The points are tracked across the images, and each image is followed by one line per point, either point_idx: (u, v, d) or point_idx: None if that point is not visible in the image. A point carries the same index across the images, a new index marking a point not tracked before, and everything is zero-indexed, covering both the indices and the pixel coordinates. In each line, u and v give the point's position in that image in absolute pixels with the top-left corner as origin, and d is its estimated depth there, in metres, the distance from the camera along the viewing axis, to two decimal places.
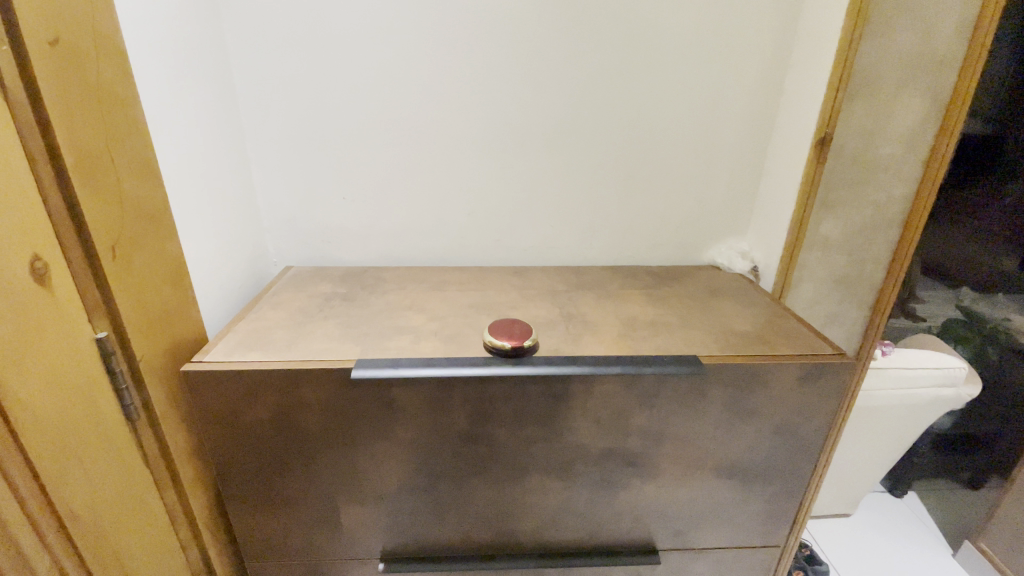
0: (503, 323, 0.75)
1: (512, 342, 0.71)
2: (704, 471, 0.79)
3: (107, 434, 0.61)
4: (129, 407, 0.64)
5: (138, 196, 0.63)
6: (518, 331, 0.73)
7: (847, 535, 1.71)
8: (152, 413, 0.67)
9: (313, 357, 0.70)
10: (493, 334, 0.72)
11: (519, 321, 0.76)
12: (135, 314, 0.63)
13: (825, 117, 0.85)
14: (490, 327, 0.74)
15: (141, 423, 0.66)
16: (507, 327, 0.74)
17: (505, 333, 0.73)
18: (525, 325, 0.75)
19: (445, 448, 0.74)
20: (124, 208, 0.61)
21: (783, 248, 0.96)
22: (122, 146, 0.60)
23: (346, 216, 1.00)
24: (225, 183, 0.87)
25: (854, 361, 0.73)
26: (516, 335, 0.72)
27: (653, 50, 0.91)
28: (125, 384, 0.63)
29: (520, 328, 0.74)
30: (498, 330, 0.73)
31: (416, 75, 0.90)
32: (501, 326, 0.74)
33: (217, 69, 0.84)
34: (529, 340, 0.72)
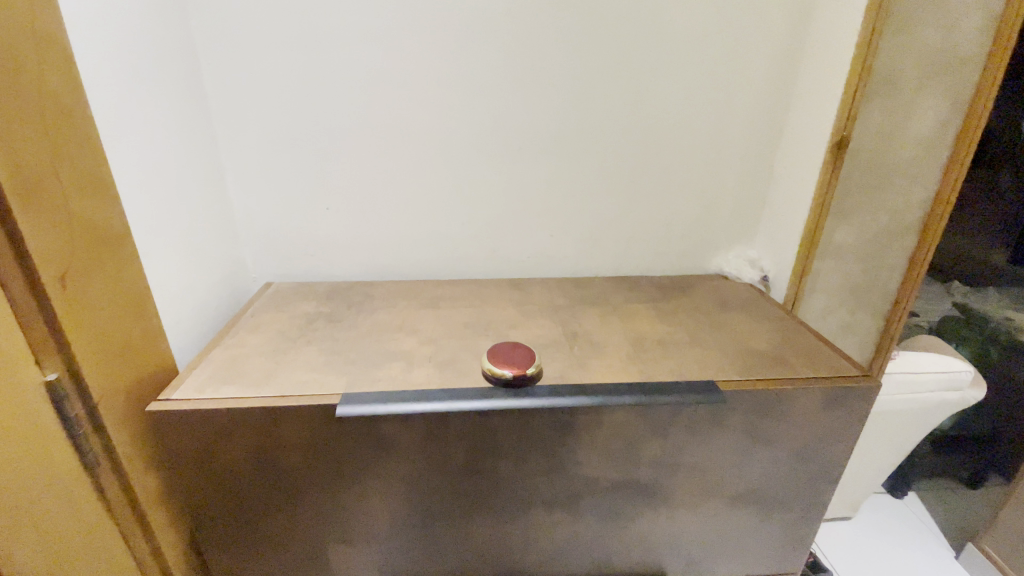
0: (503, 347, 0.69)
1: (514, 370, 0.65)
2: (720, 501, 0.74)
3: (60, 487, 0.54)
4: (87, 455, 0.57)
5: (94, 220, 0.56)
6: (520, 357, 0.68)
7: (851, 535, 1.61)
8: (115, 458, 0.60)
9: (295, 391, 0.64)
10: (492, 360, 0.67)
11: (521, 345, 0.70)
12: (91, 350, 0.56)
13: (843, 117, 0.80)
14: (490, 352, 0.69)
15: (101, 470, 0.59)
16: (508, 352, 0.68)
17: (506, 359, 0.67)
18: (527, 350, 0.69)
19: (441, 485, 0.67)
20: (74, 232, 0.54)
21: (797, 257, 0.91)
22: (73, 166, 0.53)
23: (330, 228, 0.93)
24: (195, 196, 0.79)
25: (880, 383, 0.68)
26: (518, 361, 0.67)
27: (657, 48, 0.85)
28: (81, 428, 0.56)
29: (522, 352, 0.68)
30: (498, 356, 0.67)
31: (403, 77, 0.83)
32: (501, 351, 0.68)
33: (184, 71, 0.77)
34: (532, 367, 0.66)
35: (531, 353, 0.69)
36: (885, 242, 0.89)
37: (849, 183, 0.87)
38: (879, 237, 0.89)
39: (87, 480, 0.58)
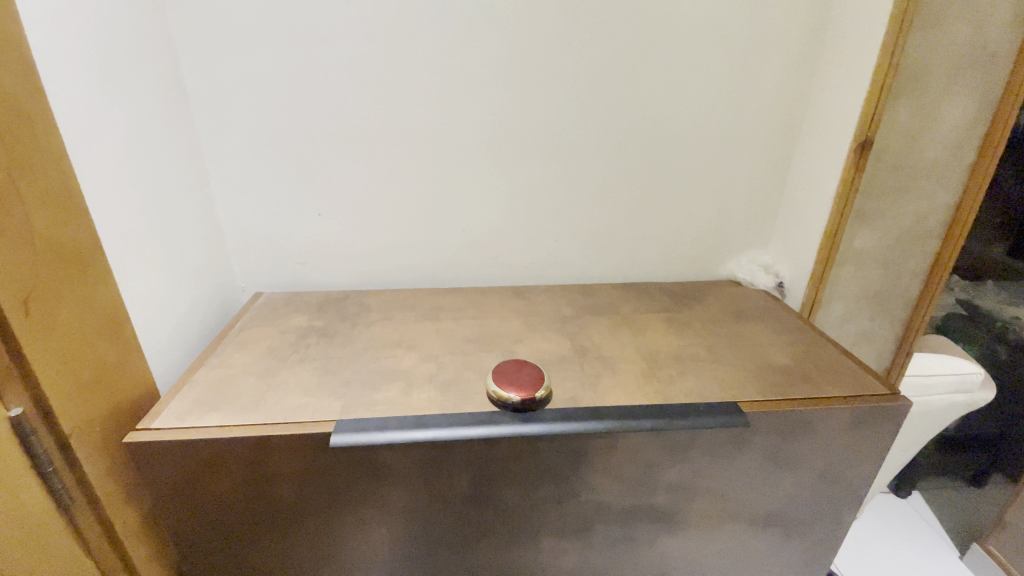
0: (509, 367, 0.65)
1: (521, 393, 0.61)
2: (739, 524, 0.70)
3: (33, 532, 0.49)
4: (59, 493, 0.52)
5: (60, 238, 0.51)
6: (528, 378, 0.63)
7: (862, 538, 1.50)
8: (92, 494, 0.55)
9: (286, 418, 0.59)
10: (497, 382, 0.62)
11: (529, 364, 0.66)
12: (60, 380, 0.51)
13: (867, 117, 0.75)
14: (495, 372, 0.64)
15: (77, 508, 0.54)
16: (514, 373, 0.64)
17: (512, 381, 0.63)
18: (535, 370, 0.65)
19: (445, 515, 0.63)
20: (36, 251, 0.48)
21: (814, 264, 0.87)
22: (32, 179, 0.48)
23: (323, 236, 0.88)
24: (176, 203, 0.74)
25: (910, 403, 0.64)
26: (525, 383, 0.62)
27: (669, 44, 0.80)
28: (53, 465, 0.51)
29: (529, 373, 0.64)
30: (504, 378, 0.63)
31: (399, 75, 0.78)
32: (507, 371, 0.64)
33: (161, 69, 0.71)
34: (541, 390, 0.62)
35: (540, 373, 0.64)
36: (904, 247, 0.87)
37: (871, 188, 0.81)
38: (898, 242, 0.86)
39: (62, 520, 0.53)
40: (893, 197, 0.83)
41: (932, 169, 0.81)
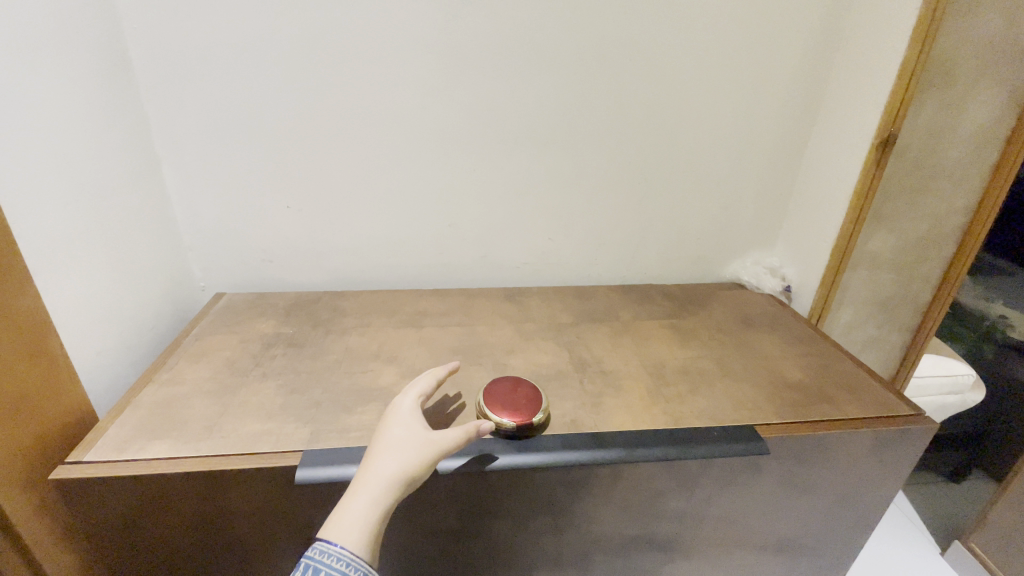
0: (503, 385, 0.58)
1: (516, 418, 0.54)
2: (747, 550, 0.65)
3: None
4: None
5: None
6: (524, 400, 0.57)
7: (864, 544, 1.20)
8: (25, 549, 0.47)
9: (247, 447, 0.51)
10: (488, 404, 0.55)
11: (526, 382, 0.59)
12: None
13: (892, 111, 0.70)
14: (486, 391, 0.57)
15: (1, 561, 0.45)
16: (509, 392, 0.57)
17: (506, 403, 0.56)
18: (533, 390, 0.58)
19: (428, 550, 0.56)
20: None
21: (825, 268, 0.82)
22: None
23: (293, 231, 0.80)
24: (118, 192, 0.64)
25: (935, 425, 0.59)
26: (521, 407, 0.56)
27: (680, 25, 0.73)
28: None
29: (526, 394, 0.57)
30: (496, 399, 0.56)
31: (377, 51, 0.69)
32: (500, 390, 0.57)
33: (98, 39, 0.61)
34: (539, 415, 0.55)
35: (538, 394, 0.58)
36: (919, 250, 0.82)
37: (889, 189, 0.76)
38: (913, 246, 0.81)
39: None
40: (911, 198, 0.78)
41: (954, 168, 0.76)
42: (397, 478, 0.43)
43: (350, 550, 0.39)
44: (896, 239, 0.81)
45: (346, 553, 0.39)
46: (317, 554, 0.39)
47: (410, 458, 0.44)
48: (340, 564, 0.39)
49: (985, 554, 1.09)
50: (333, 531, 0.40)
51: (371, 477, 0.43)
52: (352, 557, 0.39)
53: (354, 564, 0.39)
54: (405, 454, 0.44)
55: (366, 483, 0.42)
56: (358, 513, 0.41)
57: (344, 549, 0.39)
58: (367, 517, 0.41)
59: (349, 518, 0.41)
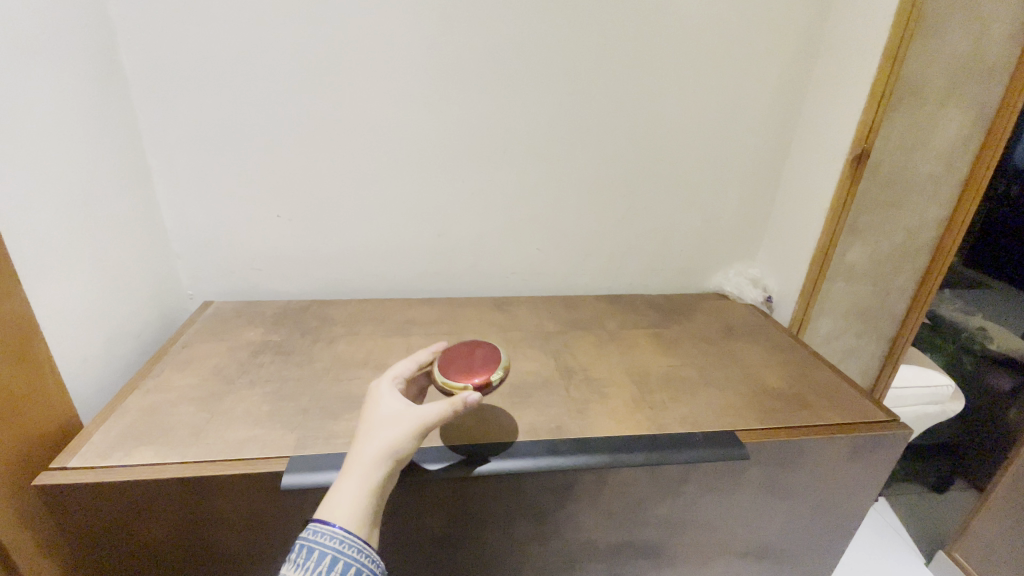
0: (459, 351, 0.58)
1: (471, 381, 0.53)
2: (731, 556, 0.66)
3: None
4: None
5: None
6: (482, 362, 0.56)
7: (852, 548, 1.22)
8: (6, 558, 0.46)
9: (232, 453, 0.52)
10: (444, 368, 0.55)
11: (483, 346, 0.59)
12: None
13: (865, 128, 0.72)
14: (443, 356, 0.57)
15: None
16: (466, 357, 0.57)
17: (463, 367, 0.55)
18: (492, 352, 0.58)
19: (416, 557, 0.56)
20: None
21: (805, 279, 0.84)
22: None
23: (282, 239, 0.80)
24: (107, 199, 0.65)
25: (911, 431, 0.61)
26: (478, 368, 0.55)
27: (662, 44, 0.75)
28: None
29: (483, 357, 0.57)
30: (450, 365, 0.55)
31: (368, 65, 0.71)
32: (454, 357, 0.57)
33: (89, 48, 0.62)
34: (496, 373, 0.55)
35: (496, 354, 0.57)
36: (894, 261, 0.85)
37: (864, 203, 0.79)
38: (889, 259, 0.84)
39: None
40: (886, 211, 0.80)
41: (926, 183, 0.79)
42: (382, 450, 0.42)
43: (344, 528, 0.39)
44: (873, 251, 0.83)
45: (340, 531, 0.39)
46: (312, 534, 0.39)
47: (394, 430, 0.43)
48: (336, 543, 0.38)
49: (967, 562, 1.10)
50: (326, 510, 0.39)
51: (357, 455, 0.42)
52: (347, 537, 0.39)
53: (349, 543, 0.39)
54: (389, 428, 0.43)
55: (354, 461, 0.41)
56: (347, 492, 0.40)
57: (342, 528, 0.39)
58: (356, 494, 0.40)
59: (340, 498, 0.40)
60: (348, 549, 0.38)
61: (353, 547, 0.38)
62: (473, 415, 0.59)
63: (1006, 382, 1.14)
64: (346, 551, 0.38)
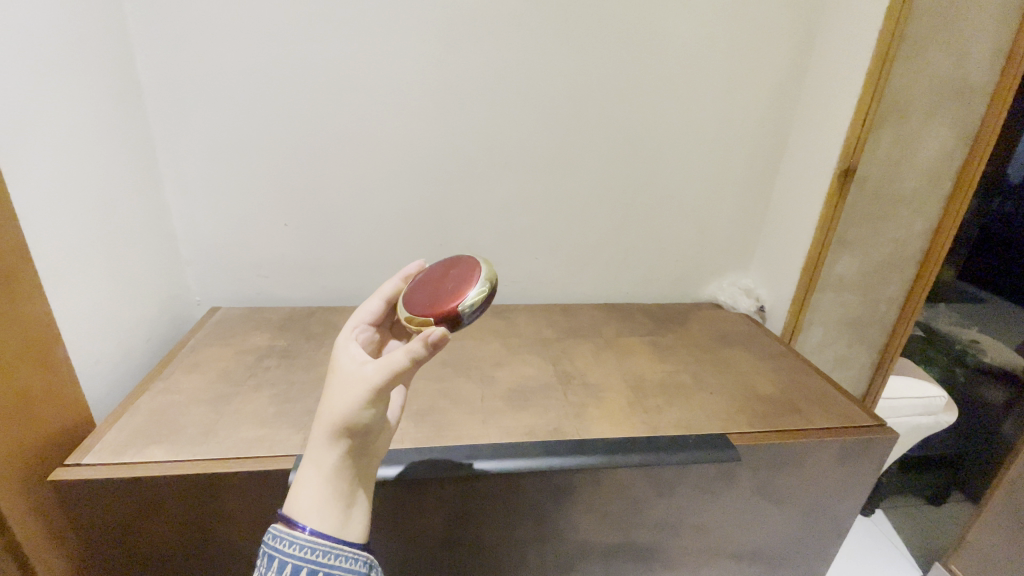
0: (430, 276, 0.48)
1: (436, 310, 0.44)
2: (724, 559, 0.67)
3: None
4: None
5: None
6: (452, 284, 0.46)
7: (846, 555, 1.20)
8: (19, 553, 0.47)
9: (242, 451, 0.53)
10: (408, 302, 0.46)
11: (459, 265, 0.49)
12: None
13: (851, 143, 0.75)
14: (412, 286, 0.48)
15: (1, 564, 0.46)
16: (436, 282, 0.47)
17: (429, 295, 0.46)
18: (468, 268, 0.47)
19: (416, 556, 0.58)
20: None
21: (796, 290, 0.86)
22: None
23: (288, 247, 0.83)
24: (122, 207, 0.67)
25: (897, 436, 0.63)
26: (446, 294, 0.45)
27: (657, 63, 0.79)
28: None
29: (456, 277, 0.47)
30: (417, 296, 0.46)
31: (375, 81, 0.74)
32: (422, 286, 0.47)
33: (109, 62, 0.65)
34: (469, 296, 0.44)
35: (472, 271, 0.47)
36: (883, 273, 0.87)
37: (852, 215, 0.82)
38: (877, 270, 0.87)
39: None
40: (873, 224, 0.83)
41: (912, 197, 0.82)
42: (333, 430, 0.37)
43: (310, 535, 0.36)
44: (861, 263, 0.86)
45: (305, 539, 0.36)
46: (275, 541, 0.36)
47: (339, 403, 0.37)
48: (299, 549, 0.35)
49: None
50: (293, 511, 0.37)
51: (312, 441, 0.38)
52: (312, 543, 0.35)
53: (314, 548, 0.35)
54: (335, 402, 0.37)
55: (309, 450, 0.38)
56: (308, 486, 0.37)
57: (311, 534, 0.36)
58: (320, 486, 0.37)
59: (300, 495, 0.37)
60: (314, 555, 0.35)
61: (319, 552, 0.35)
62: (474, 417, 0.61)
63: (999, 395, 1.13)
64: (312, 557, 0.35)
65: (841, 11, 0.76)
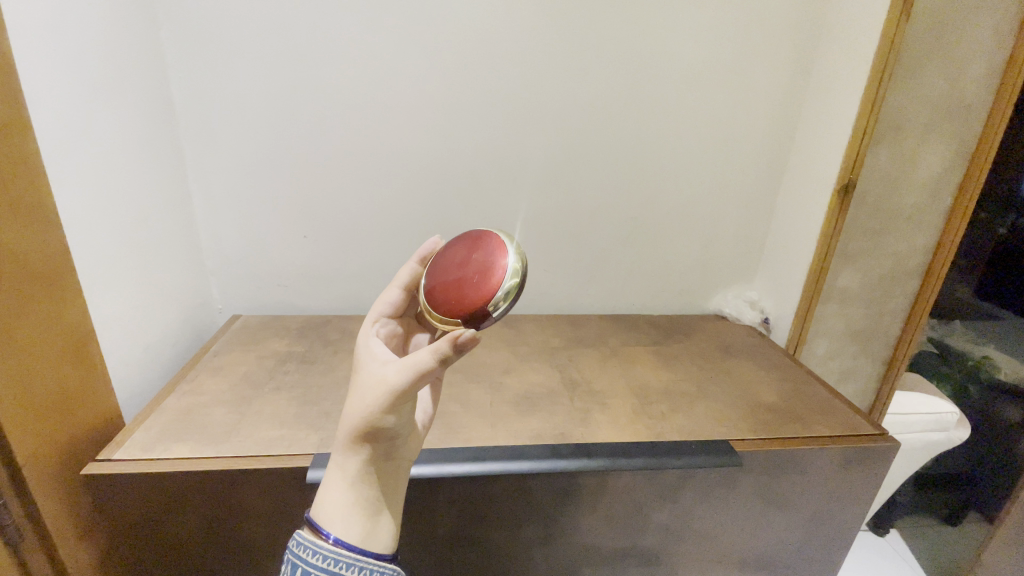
0: (451, 263, 0.48)
1: (464, 312, 0.45)
2: (729, 567, 0.68)
3: None
4: (16, 539, 0.46)
5: (42, 257, 0.49)
6: (475, 279, 0.46)
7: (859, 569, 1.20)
8: (52, 547, 0.49)
9: (261, 450, 0.56)
10: (430, 297, 0.47)
11: (483, 248, 0.48)
12: (33, 406, 0.47)
13: (851, 159, 0.77)
14: (431, 272, 0.49)
15: (34, 555, 0.48)
16: (458, 272, 0.47)
17: (452, 290, 0.46)
18: (492, 255, 0.46)
19: (427, 556, 0.60)
20: (24, 275, 0.47)
21: (799, 302, 0.88)
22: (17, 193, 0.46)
23: (305, 257, 0.86)
24: (153, 220, 0.71)
25: (899, 445, 0.64)
26: (473, 289, 0.45)
27: (661, 82, 0.82)
28: (13, 505, 0.45)
29: (478, 266, 0.46)
30: (444, 291, 0.47)
31: (392, 99, 0.77)
32: (445, 275, 0.47)
33: (145, 84, 0.69)
34: (493, 297, 0.44)
35: (498, 262, 0.46)
36: (885, 287, 0.89)
37: (853, 229, 0.83)
38: (879, 283, 0.88)
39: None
40: (874, 238, 0.85)
41: (912, 211, 0.84)
42: (357, 436, 0.39)
43: (335, 548, 0.38)
44: (864, 276, 0.87)
45: (328, 550, 0.38)
46: (298, 549, 0.38)
47: (363, 408, 0.39)
48: (321, 560, 0.37)
49: None
50: (320, 520, 0.39)
51: (338, 446, 0.40)
52: (335, 555, 0.37)
53: (336, 559, 0.37)
54: (358, 405, 0.39)
55: (335, 456, 0.40)
56: (333, 492, 0.39)
57: (335, 543, 0.38)
58: (343, 492, 0.39)
59: (326, 501, 0.39)
60: (336, 567, 0.37)
61: (341, 564, 0.37)
62: (483, 421, 0.64)
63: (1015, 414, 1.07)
64: (333, 569, 0.37)
65: (839, 33, 0.79)
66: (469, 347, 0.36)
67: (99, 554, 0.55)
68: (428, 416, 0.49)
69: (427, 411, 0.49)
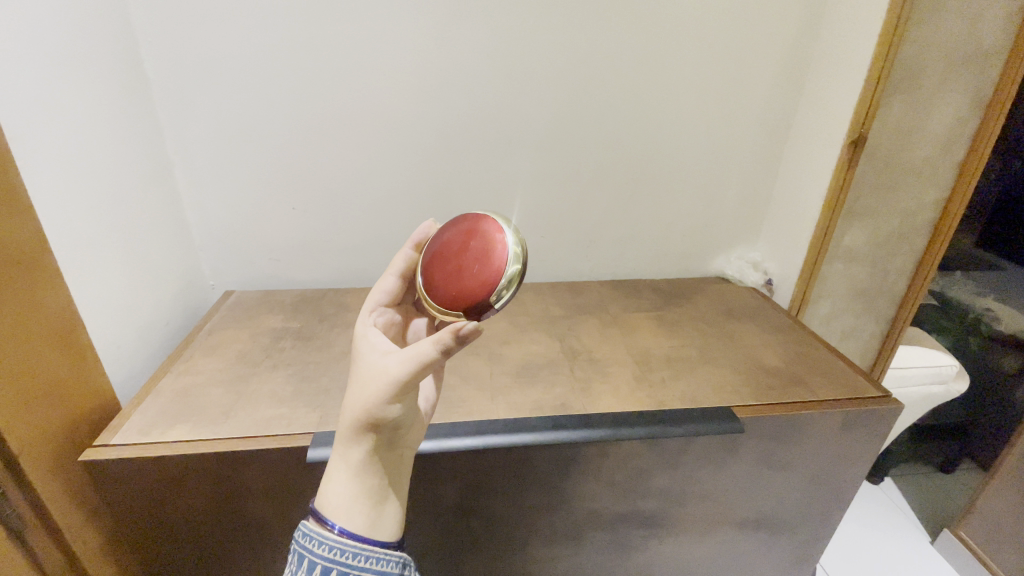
0: (448, 250, 0.46)
1: (466, 305, 0.43)
2: (730, 525, 0.69)
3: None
4: (18, 527, 0.46)
5: (16, 244, 0.46)
6: (475, 267, 0.44)
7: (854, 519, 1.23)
8: (57, 531, 0.50)
9: (259, 429, 0.56)
10: (428, 285, 0.45)
11: (481, 233, 0.45)
12: (22, 395, 0.46)
13: (861, 114, 0.74)
14: (429, 259, 0.47)
15: (39, 540, 0.48)
16: (456, 260, 0.45)
17: (451, 279, 0.44)
18: (492, 243, 0.44)
19: (430, 525, 0.60)
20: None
21: (804, 264, 0.86)
22: None
23: (296, 231, 0.84)
24: (135, 196, 0.69)
25: (901, 406, 0.64)
26: (474, 281, 0.43)
27: (663, 33, 0.77)
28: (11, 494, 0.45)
29: (478, 256, 0.44)
30: (444, 282, 0.45)
31: (377, 60, 0.73)
32: (444, 265, 0.45)
33: (115, 51, 0.65)
34: (496, 287, 0.42)
35: (498, 249, 0.43)
36: (891, 245, 0.87)
37: (862, 185, 0.81)
38: (886, 241, 0.86)
39: (23, 562, 0.46)
40: (883, 195, 0.82)
41: (922, 166, 0.80)
42: (359, 427, 0.38)
43: (341, 538, 0.37)
44: (870, 233, 0.85)
45: (334, 540, 0.37)
46: (304, 540, 0.38)
47: (365, 399, 0.37)
48: (327, 550, 0.37)
49: (974, 543, 1.03)
50: (324, 509, 0.38)
51: (340, 437, 0.39)
52: (341, 544, 0.37)
53: (342, 549, 0.37)
54: (360, 396, 0.38)
55: (337, 446, 0.39)
56: (337, 482, 0.39)
57: (341, 533, 0.37)
58: (347, 482, 0.38)
59: (329, 491, 0.39)
60: (341, 556, 0.37)
61: (347, 554, 0.37)
62: (483, 394, 0.63)
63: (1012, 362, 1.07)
64: (339, 558, 0.37)
65: None
66: (471, 337, 0.35)
67: (106, 533, 0.56)
68: (430, 404, 0.48)
69: (429, 400, 0.48)
